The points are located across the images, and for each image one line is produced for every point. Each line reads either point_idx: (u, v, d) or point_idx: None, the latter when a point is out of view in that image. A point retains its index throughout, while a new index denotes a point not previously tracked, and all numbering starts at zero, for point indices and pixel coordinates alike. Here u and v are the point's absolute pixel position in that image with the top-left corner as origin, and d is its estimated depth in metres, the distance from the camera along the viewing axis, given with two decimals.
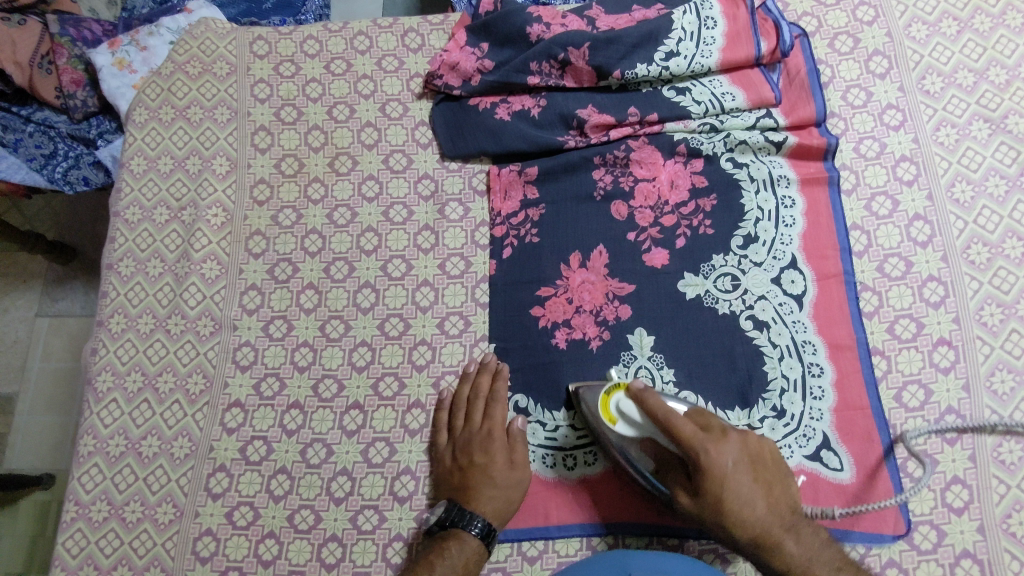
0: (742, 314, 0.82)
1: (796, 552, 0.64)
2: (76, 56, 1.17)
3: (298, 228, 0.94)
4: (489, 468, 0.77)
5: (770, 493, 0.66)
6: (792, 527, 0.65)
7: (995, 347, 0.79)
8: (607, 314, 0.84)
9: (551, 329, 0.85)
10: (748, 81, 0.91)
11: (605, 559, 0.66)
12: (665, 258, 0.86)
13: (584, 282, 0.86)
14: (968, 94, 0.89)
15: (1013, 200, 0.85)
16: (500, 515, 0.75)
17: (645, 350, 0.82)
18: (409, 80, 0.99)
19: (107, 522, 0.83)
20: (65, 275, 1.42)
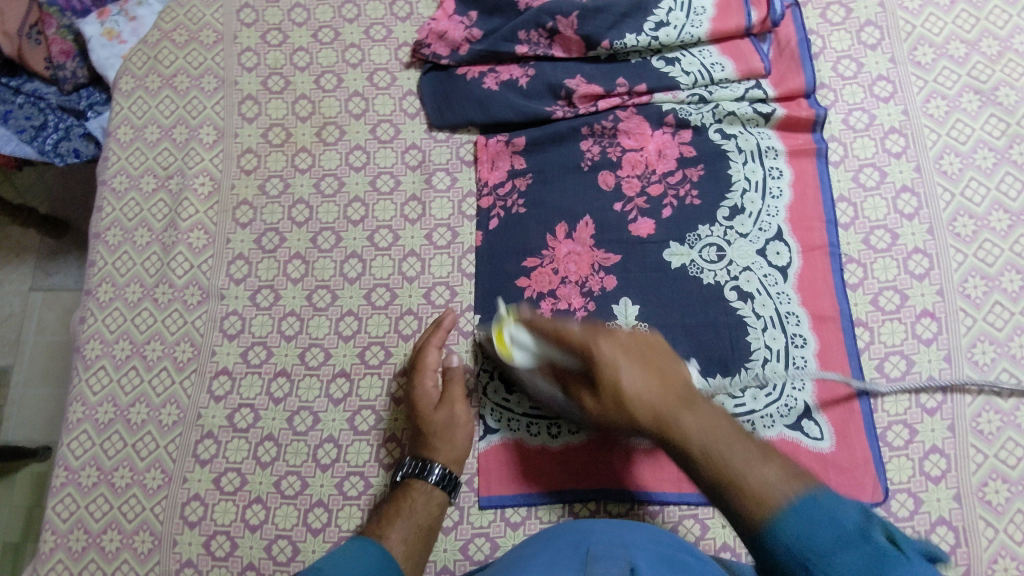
0: (727, 284, 0.83)
1: (694, 424, 0.54)
2: (65, 26, 1.15)
3: (286, 198, 0.94)
4: (428, 414, 0.79)
5: (663, 376, 0.58)
6: (691, 404, 0.55)
7: (978, 319, 0.80)
8: (593, 285, 0.85)
9: (537, 300, 0.85)
10: (737, 51, 0.90)
11: (569, 530, 0.67)
12: (650, 229, 0.86)
13: (569, 253, 0.86)
14: (959, 65, 0.89)
15: (1001, 172, 0.84)
16: (452, 458, 0.79)
17: (631, 320, 0.83)
18: (397, 49, 0.98)
19: (96, 487, 0.85)
20: (59, 249, 1.42)
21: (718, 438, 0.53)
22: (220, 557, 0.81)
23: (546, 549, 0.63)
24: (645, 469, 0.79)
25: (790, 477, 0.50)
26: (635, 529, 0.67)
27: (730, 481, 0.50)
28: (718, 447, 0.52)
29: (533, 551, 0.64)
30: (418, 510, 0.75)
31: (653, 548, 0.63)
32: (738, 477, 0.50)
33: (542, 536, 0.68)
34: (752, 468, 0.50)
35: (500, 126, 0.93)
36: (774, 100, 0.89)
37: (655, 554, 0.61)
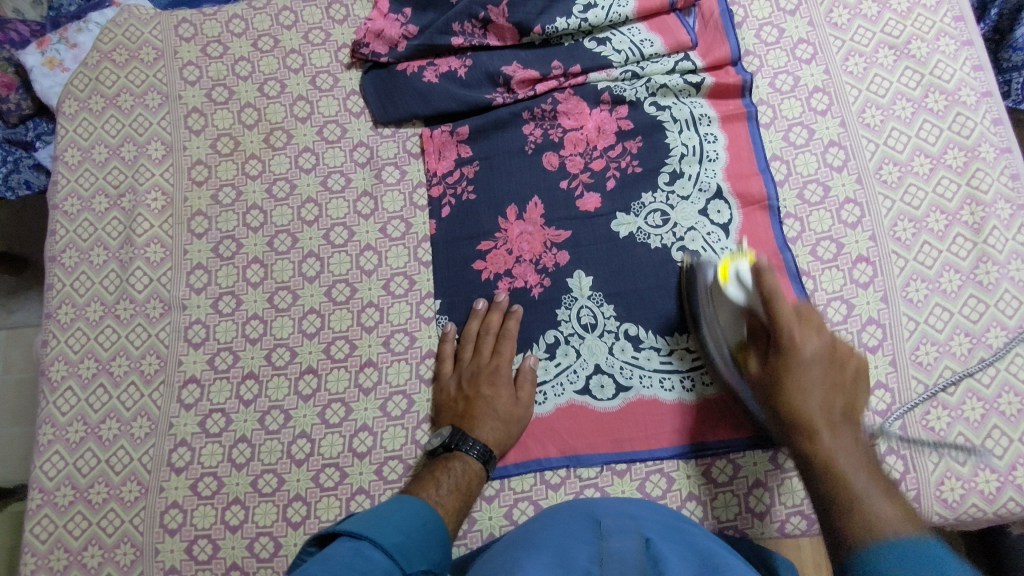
0: (674, 246, 0.87)
1: (831, 447, 0.61)
2: (5, 59, 1.16)
3: (239, 205, 0.95)
4: (495, 400, 0.81)
5: (833, 389, 0.65)
6: (839, 428, 0.63)
7: (909, 259, 0.84)
8: (546, 262, 0.88)
9: (494, 281, 0.88)
10: (664, 26, 0.94)
11: (571, 504, 0.71)
12: (597, 202, 0.89)
13: (522, 233, 0.89)
14: (872, 23, 0.93)
15: (919, 120, 0.89)
16: (503, 446, 0.81)
17: (585, 290, 0.86)
18: (337, 51, 1.00)
19: (73, 506, 0.85)
20: (16, 288, 1.43)
21: (851, 462, 0.60)
22: (203, 560, 0.82)
23: (554, 522, 0.66)
24: (614, 431, 0.81)
25: (902, 521, 0.52)
26: (638, 504, 0.71)
27: (842, 479, 0.58)
28: (838, 463, 0.60)
29: (543, 525, 0.66)
30: (465, 486, 0.77)
31: (654, 518, 0.67)
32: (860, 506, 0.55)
33: (546, 513, 0.71)
34: (857, 480, 0.58)
35: (444, 117, 0.96)
36: (704, 70, 0.92)
37: (656, 524, 0.65)
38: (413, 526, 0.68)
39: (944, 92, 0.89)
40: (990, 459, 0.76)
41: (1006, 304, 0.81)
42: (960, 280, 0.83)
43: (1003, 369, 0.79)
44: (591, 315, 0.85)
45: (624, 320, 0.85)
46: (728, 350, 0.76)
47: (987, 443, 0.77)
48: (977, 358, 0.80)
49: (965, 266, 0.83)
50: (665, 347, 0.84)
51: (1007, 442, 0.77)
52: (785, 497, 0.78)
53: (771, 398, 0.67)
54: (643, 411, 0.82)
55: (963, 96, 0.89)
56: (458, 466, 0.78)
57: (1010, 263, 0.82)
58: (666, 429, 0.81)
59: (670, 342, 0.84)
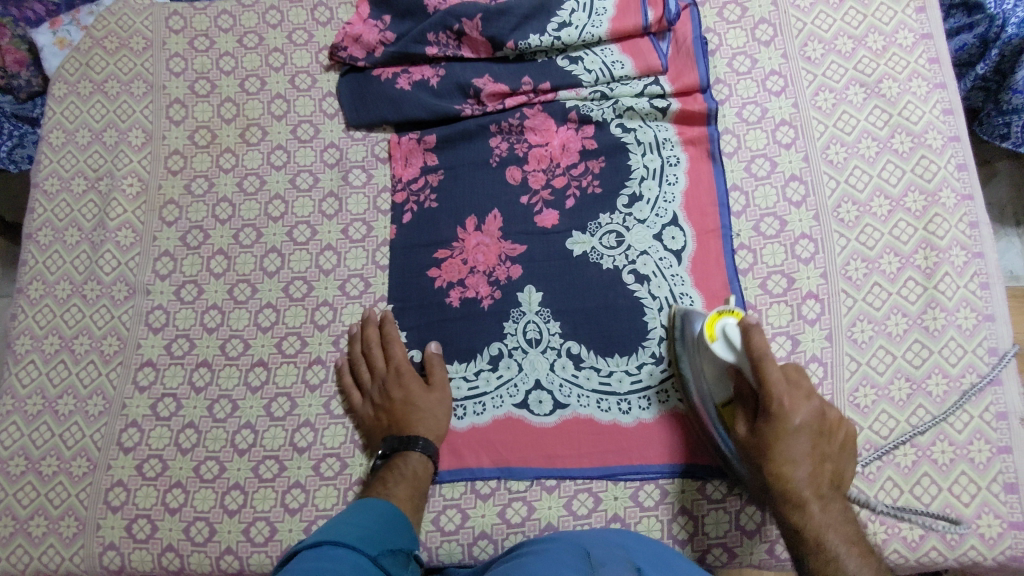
0: (625, 268, 0.87)
1: (821, 521, 0.65)
2: (20, 36, 1.18)
3: (210, 196, 0.98)
4: (410, 397, 0.83)
5: (821, 464, 0.67)
6: (827, 501, 0.66)
7: (858, 299, 0.84)
8: (499, 274, 0.89)
9: (446, 290, 0.89)
10: (637, 49, 0.94)
11: (547, 539, 0.68)
12: (554, 219, 0.90)
13: (478, 244, 0.90)
14: (846, 60, 0.93)
15: (883, 160, 0.88)
16: (438, 432, 0.83)
17: (534, 305, 0.87)
18: (318, 53, 1.02)
19: (24, 475, 0.88)
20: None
21: (839, 536, 0.64)
22: (141, 539, 0.84)
23: (539, 555, 0.62)
24: (548, 447, 0.83)
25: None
26: (629, 539, 0.67)
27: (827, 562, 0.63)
28: (830, 540, 0.64)
29: (533, 556, 0.63)
30: (414, 477, 0.79)
31: (643, 549, 0.65)
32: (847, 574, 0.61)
33: (535, 546, 0.67)
34: (849, 560, 0.62)
35: (415, 124, 0.97)
36: (672, 95, 0.92)
37: (643, 553, 0.63)
38: (375, 520, 0.68)
39: (911, 133, 0.89)
40: (917, 506, 0.76)
41: (950, 352, 0.81)
42: (907, 324, 0.82)
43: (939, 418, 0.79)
44: (537, 330, 0.86)
45: (568, 338, 0.86)
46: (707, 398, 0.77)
47: (915, 489, 0.77)
48: (914, 405, 0.80)
49: (913, 310, 0.83)
50: (605, 367, 0.84)
51: (935, 491, 0.77)
52: (710, 528, 0.79)
53: (763, 465, 0.68)
54: (579, 430, 0.83)
55: (930, 139, 0.88)
56: (403, 463, 0.79)
57: (958, 311, 0.82)
58: (599, 449, 0.82)
59: (611, 363, 0.84)
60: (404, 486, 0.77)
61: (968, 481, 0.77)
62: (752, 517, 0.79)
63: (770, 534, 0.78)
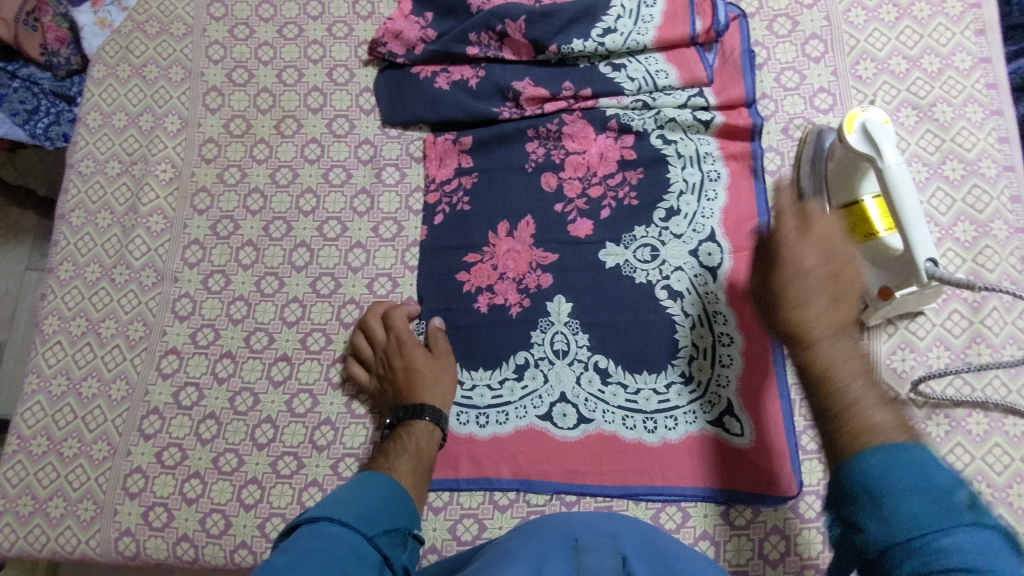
0: (658, 283, 0.85)
1: (830, 357, 0.53)
2: (60, 15, 1.20)
3: (241, 186, 0.97)
4: (415, 364, 0.83)
5: (837, 294, 0.54)
6: (838, 337, 0.54)
7: (899, 327, 0.81)
8: (529, 282, 0.87)
9: (475, 294, 0.88)
10: (682, 59, 0.92)
11: (530, 525, 0.65)
12: (588, 230, 0.88)
13: (509, 250, 0.89)
14: (899, 81, 0.90)
15: (932, 186, 0.86)
16: (445, 400, 0.83)
17: (563, 316, 0.85)
18: (357, 47, 1.01)
19: (45, 456, 0.88)
20: (23, 228, 1.50)
21: (851, 370, 0.52)
22: (157, 527, 0.84)
23: (524, 544, 0.59)
24: (569, 462, 0.81)
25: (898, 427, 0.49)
26: (618, 522, 0.64)
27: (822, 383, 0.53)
28: (838, 371, 0.52)
29: (520, 546, 0.58)
30: (419, 448, 0.78)
31: (637, 535, 0.62)
32: (852, 406, 0.50)
33: (519, 534, 0.64)
34: (841, 372, 0.52)
35: (451, 124, 0.96)
36: (716, 107, 0.90)
37: (637, 540, 0.60)
38: (374, 499, 0.66)
39: (963, 161, 0.86)
40: None
41: (994, 390, 0.78)
42: (949, 358, 0.80)
43: (978, 458, 0.76)
44: (565, 341, 0.85)
45: (596, 352, 0.84)
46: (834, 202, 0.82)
47: None
48: (953, 443, 0.77)
49: (957, 344, 0.80)
50: (633, 384, 0.83)
51: None
52: (731, 555, 0.77)
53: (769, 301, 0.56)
54: (602, 446, 0.81)
55: (983, 167, 0.85)
56: (410, 431, 0.79)
57: (1004, 348, 0.79)
58: (621, 467, 0.80)
59: (638, 380, 0.83)
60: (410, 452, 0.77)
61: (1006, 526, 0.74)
62: (776, 547, 0.77)
63: (794, 565, 0.75)
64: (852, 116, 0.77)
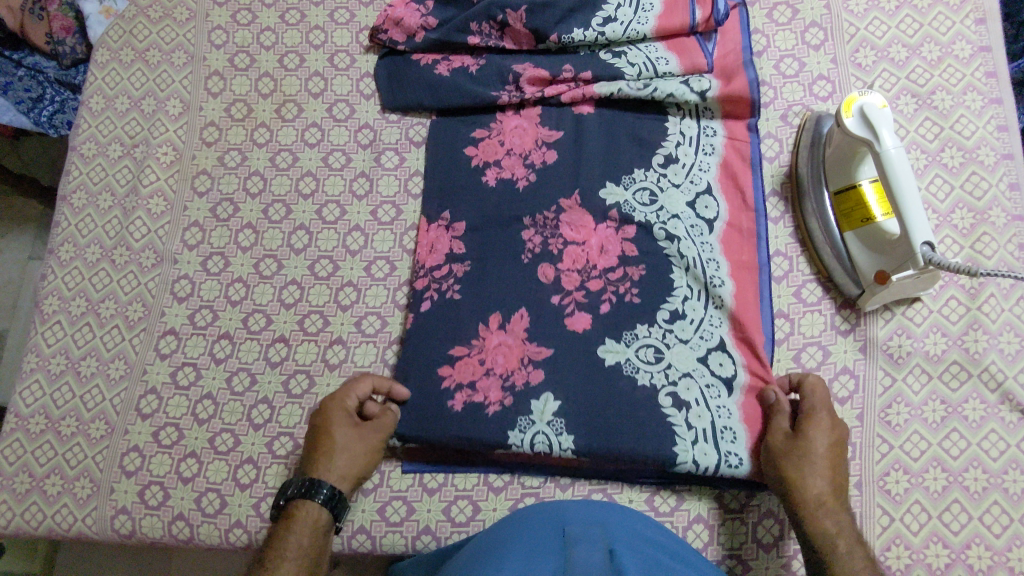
0: (663, 388, 0.78)
1: None
2: (67, 4, 1.21)
3: (242, 169, 0.98)
4: (330, 429, 0.76)
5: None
6: None
7: (896, 313, 0.81)
8: (516, 378, 0.79)
9: (452, 391, 0.80)
10: (681, 47, 0.91)
11: (518, 515, 0.65)
12: (586, 323, 0.81)
13: (499, 345, 0.81)
14: (899, 69, 0.90)
15: (930, 174, 0.85)
16: (349, 476, 0.75)
17: (546, 414, 0.77)
18: (359, 33, 1.02)
19: (43, 434, 0.89)
20: (25, 217, 1.50)
21: None
22: (153, 506, 0.85)
23: (514, 536, 0.59)
24: None
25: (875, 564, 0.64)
26: (608, 511, 0.64)
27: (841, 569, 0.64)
28: None
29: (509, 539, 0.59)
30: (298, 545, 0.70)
31: (628, 524, 0.62)
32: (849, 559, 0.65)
33: (513, 522, 0.64)
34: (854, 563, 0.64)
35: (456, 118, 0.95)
36: (715, 117, 0.90)
37: (628, 530, 0.60)
38: None
39: (962, 148, 0.86)
40: (944, 533, 0.74)
41: (990, 376, 0.78)
42: (945, 345, 0.80)
43: (974, 444, 0.76)
44: (547, 442, 0.76)
45: None
46: (832, 187, 0.82)
47: (944, 516, 0.74)
48: (948, 428, 0.77)
49: (954, 330, 0.80)
50: None
51: (965, 519, 0.74)
52: (725, 539, 0.77)
53: None
54: None
55: (981, 155, 0.85)
56: (295, 507, 0.72)
57: (1002, 334, 0.79)
58: None
59: None
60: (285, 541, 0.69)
61: (1000, 511, 0.74)
62: (770, 530, 0.77)
63: (788, 549, 0.77)
64: (851, 99, 0.77)
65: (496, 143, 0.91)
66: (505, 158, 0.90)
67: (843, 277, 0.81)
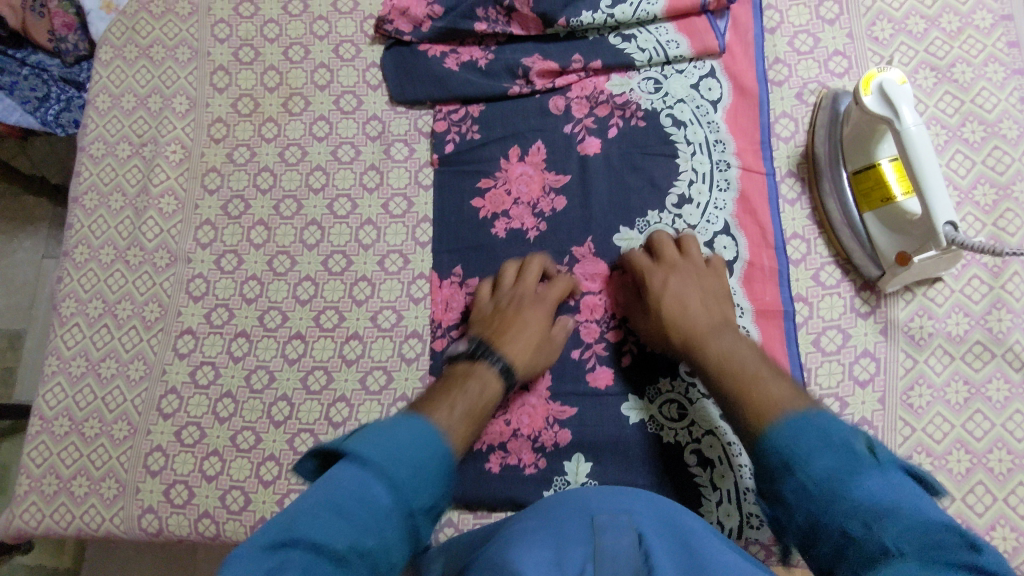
0: (687, 447, 0.77)
1: (725, 348, 0.70)
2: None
3: (251, 166, 0.97)
4: (522, 303, 0.80)
5: (721, 367, 0.69)
6: (726, 333, 0.73)
7: (918, 294, 0.80)
8: (545, 440, 0.79)
9: (486, 453, 0.80)
10: (693, 28, 0.89)
11: (545, 501, 0.65)
12: (609, 379, 0.81)
13: (523, 405, 0.81)
14: (917, 41, 0.88)
15: (951, 149, 0.83)
16: (520, 360, 0.77)
17: (581, 477, 0.78)
18: (363, 21, 1.00)
19: (68, 436, 0.90)
20: (36, 215, 1.51)
21: (743, 359, 0.69)
22: (179, 504, 0.86)
23: (545, 522, 0.59)
24: None
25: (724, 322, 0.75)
26: (636, 496, 0.63)
27: (697, 335, 0.73)
28: (734, 360, 0.69)
29: (539, 525, 0.59)
30: (473, 400, 0.70)
31: (655, 510, 0.61)
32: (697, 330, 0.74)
33: (537, 508, 0.63)
34: (716, 336, 0.72)
35: (456, 165, 0.92)
36: (723, 119, 0.87)
37: (652, 515, 0.59)
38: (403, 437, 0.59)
39: (984, 123, 0.84)
40: (969, 515, 0.73)
41: (1014, 355, 0.77)
42: (968, 325, 0.79)
43: (998, 425, 0.75)
44: None
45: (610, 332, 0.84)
46: (851, 167, 0.80)
47: (968, 498, 0.74)
48: (971, 410, 0.76)
49: (977, 310, 0.79)
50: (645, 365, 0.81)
51: (990, 500, 0.74)
52: None
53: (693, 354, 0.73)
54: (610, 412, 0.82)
55: (1004, 129, 0.83)
56: (467, 367, 0.74)
57: None
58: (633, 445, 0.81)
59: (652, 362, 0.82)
60: (462, 385, 0.71)
61: None
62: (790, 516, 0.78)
63: None
64: (869, 76, 0.75)
65: (502, 193, 0.88)
66: (513, 209, 0.88)
67: (862, 258, 0.80)
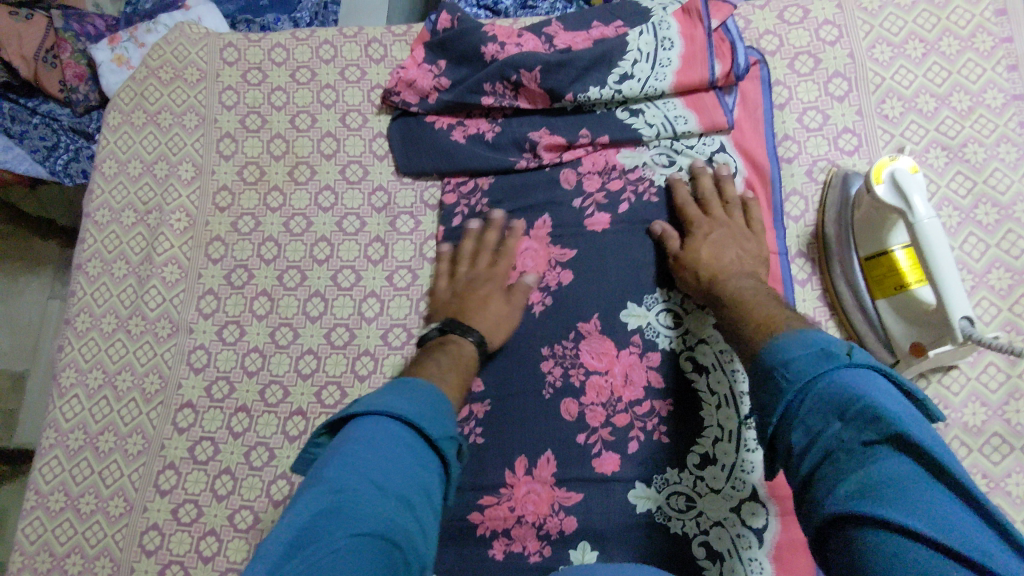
0: (696, 539, 0.75)
1: (741, 287, 0.73)
2: (79, 51, 1.20)
3: (255, 235, 0.96)
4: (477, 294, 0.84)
5: (727, 282, 0.75)
6: (745, 276, 0.75)
7: (933, 381, 0.78)
8: (550, 528, 0.78)
9: (489, 539, 0.78)
10: (701, 104, 0.89)
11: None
12: (615, 465, 0.78)
13: (528, 493, 0.79)
14: (928, 120, 0.87)
15: (965, 232, 0.82)
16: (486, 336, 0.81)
17: None
18: (369, 91, 1.00)
19: (63, 512, 0.88)
20: (43, 260, 1.51)
21: (752, 294, 0.71)
22: None
23: None
24: None
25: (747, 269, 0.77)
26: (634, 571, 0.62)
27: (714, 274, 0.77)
28: (744, 294, 0.71)
29: None
30: (458, 361, 0.75)
31: None
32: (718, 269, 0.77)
33: None
34: (736, 277, 0.75)
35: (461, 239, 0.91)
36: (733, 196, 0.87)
37: None
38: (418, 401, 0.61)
39: (997, 205, 0.83)
40: None
41: None
42: (985, 415, 0.76)
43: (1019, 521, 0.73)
44: None
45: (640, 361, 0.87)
46: (863, 253, 0.79)
47: None
48: None
49: (994, 399, 0.77)
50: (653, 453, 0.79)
51: None
52: None
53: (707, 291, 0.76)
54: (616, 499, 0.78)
55: (1018, 212, 0.82)
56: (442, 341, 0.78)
57: None
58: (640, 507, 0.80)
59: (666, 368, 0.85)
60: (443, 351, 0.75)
61: None
62: None
63: None
64: (881, 165, 0.75)
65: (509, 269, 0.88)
66: None
67: (876, 345, 0.79)
